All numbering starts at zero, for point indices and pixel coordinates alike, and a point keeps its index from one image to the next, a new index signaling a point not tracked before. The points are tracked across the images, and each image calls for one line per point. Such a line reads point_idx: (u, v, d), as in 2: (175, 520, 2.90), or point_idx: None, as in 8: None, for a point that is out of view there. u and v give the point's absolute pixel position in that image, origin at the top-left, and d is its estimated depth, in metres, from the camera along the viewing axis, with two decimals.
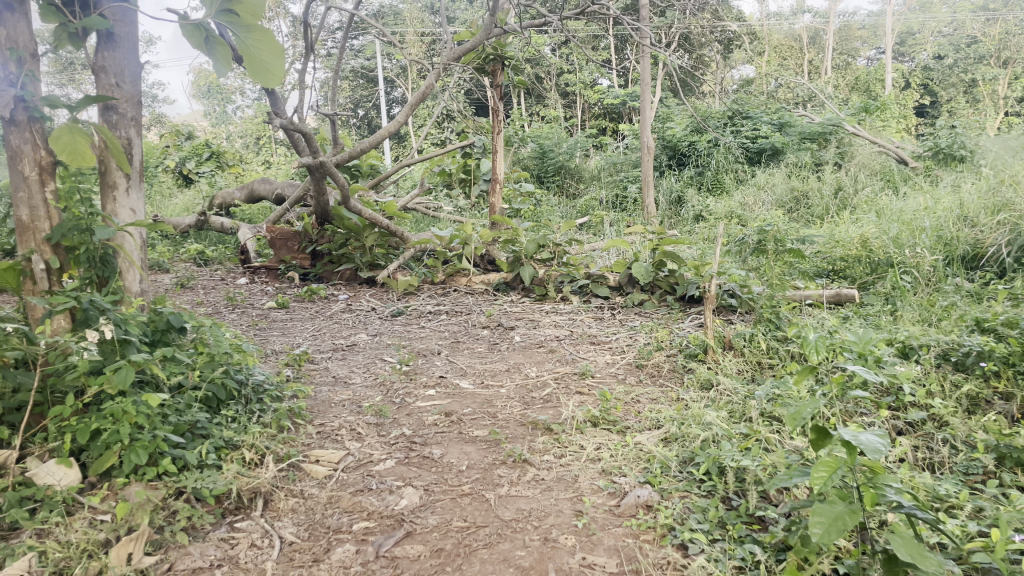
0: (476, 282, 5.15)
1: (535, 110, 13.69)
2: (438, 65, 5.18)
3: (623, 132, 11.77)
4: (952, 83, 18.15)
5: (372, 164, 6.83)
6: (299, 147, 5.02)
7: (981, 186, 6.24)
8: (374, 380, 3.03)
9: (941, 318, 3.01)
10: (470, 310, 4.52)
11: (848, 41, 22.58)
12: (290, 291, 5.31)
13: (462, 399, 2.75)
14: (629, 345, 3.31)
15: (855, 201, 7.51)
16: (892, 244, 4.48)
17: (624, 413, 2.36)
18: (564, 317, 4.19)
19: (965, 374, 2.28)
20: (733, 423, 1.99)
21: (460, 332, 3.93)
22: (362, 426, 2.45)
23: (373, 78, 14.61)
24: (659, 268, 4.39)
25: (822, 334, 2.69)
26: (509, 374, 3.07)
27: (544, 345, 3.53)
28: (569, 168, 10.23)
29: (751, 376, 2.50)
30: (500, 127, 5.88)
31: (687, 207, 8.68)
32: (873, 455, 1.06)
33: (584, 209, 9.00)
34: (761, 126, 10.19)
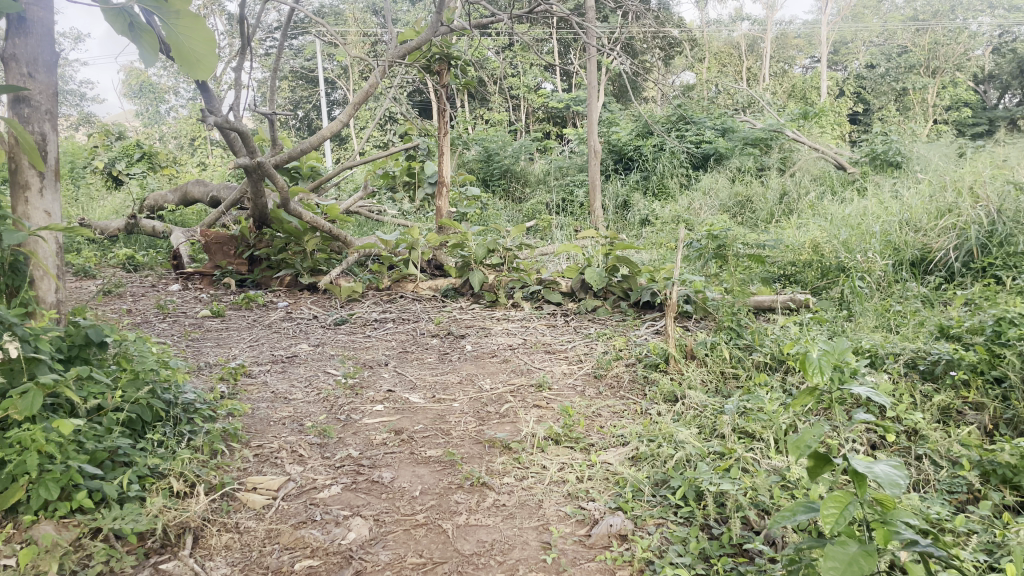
0: (424, 288, 4.98)
1: (479, 112, 13.55)
2: (382, 64, 4.99)
3: (568, 137, 11.74)
4: (883, 92, 18.68)
5: (313, 166, 6.59)
6: (236, 147, 4.78)
7: (920, 192, 6.34)
8: (316, 396, 2.84)
9: (899, 324, 2.97)
10: (418, 317, 4.34)
11: (783, 49, 23.10)
12: (227, 299, 5.05)
13: (413, 414, 2.59)
14: (587, 354, 3.18)
15: (799, 206, 7.59)
16: (841, 249, 4.46)
17: (587, 428, 2.23)
18: (516, 324, 4.05)
19: (932, 384, 2.22)
20: (705, 440, 1.88)
21: (408, 342, 3.76)
22: (304, 447, 2.27)
23: (313, 79, 14.28)
24: (612, 273, 4.28)
25: (786, 342, 2.61)
26: (461, 386, 2.92)
27: (496, 354, 3.38)
28: (515, 172, 10.12)
29: (716, 388, 2.40)
30: (446, 129, 5.71)
31: (633, 211, 8.64)
32: (894, 490, 0.94)
33: (530, 213, 8.88)
34: (705, 132, 10.27)
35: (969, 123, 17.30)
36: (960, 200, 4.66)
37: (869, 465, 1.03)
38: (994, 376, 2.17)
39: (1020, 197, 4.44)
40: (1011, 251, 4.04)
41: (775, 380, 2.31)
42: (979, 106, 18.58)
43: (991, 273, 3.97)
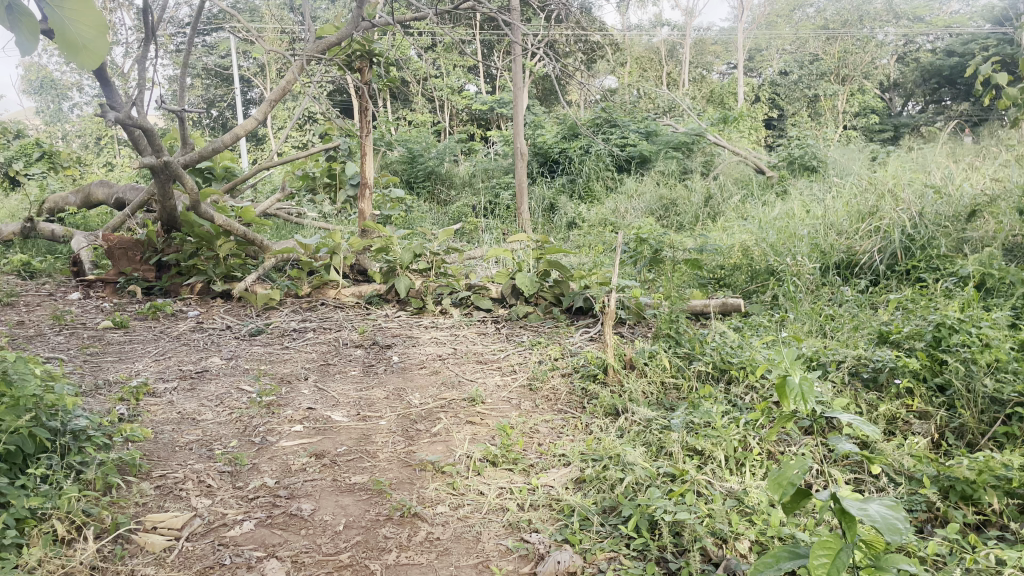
0: (347, 295, 4.76)
1: (402, 113, 13.29)
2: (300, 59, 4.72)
3: (493, 139, 11.61)
4: (796, 99, 19.30)
5: (228, 167, 6.24)
6: (142, 145, 4.45)
7: (839, 196, 6.47)
8: (229, 416, 2.61)
9: (834, 329, 2.93)
10: (340, 326, 4.12)
11: (701, 55, 23.57)
12: (133, 308, 4.70)
13: (335, 435, 2.39)
14: (521, 364, 3.04)
15: (723, 210, 7.65)
16: (770, 252, 4.46)
17: (526, 447, 2.08)
18: (445, 332, 3.88)
19: (875, 393, 2.17)
20: (654, 460, 1.76)
21: (329, 353, 3.54)
22: (213, 477, 2.05)
23: (228, 77, 13.71)
24: (544, 278, 4.15)
25: (727, 350, 2.52)
26: (388, 401, 2.73)
27: (425, 366, 3.21)
28: (439, 174, 9.92)
29: (658, 400, 2.30)
30: (368, 129, 5.47)
31: (559, 214, 8.57)
32: (895, 537, 0.83)
33: (456, 216, 8.70)
34: (629, 135, 10.29)
35: (876, 129, 18.04)
36: (882, 204, 4.73)
37: (861, 508, 0.92)
38: (936, 384, 2.14)
39: (939, 201, 4.52)
40: (932, 254, 4.09)
41: (719, 392, 2.22)
42: (884, 113, 19.40)
43: (914, 276, 4.02)
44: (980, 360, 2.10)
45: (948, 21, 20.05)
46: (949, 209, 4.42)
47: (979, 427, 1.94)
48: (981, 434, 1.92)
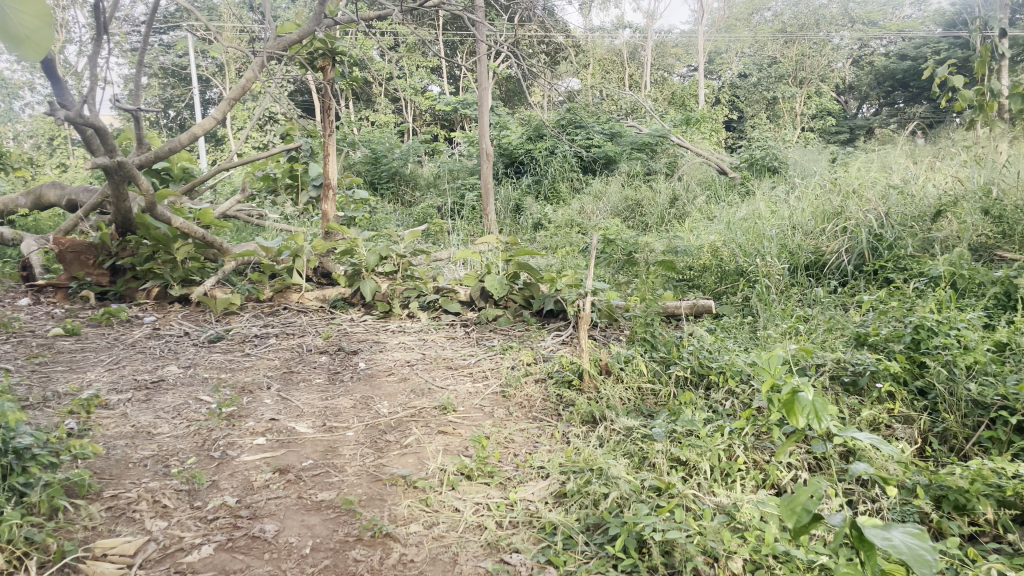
0: (310, 299, 4.63)
1: (364, 113, 13.11)
2: (260, 56, 4.56)
3: (457, 139, 11.51)
4: (756, 100, 19.55)
5: (185, 168, 6.05)
6: (93, 145, 4.25)
7: (803, 197, 6.50)
8: (186, 429, 2.48)
9: (809, 330, 2.90)
10: (304, 332, 3.99)
11: (662, 57, 23.72)
12: (85, 314, 4.51)
13: (299, 448, 2.28)
14: (493, 369, 2.95)
15: (688, 211, 7.66)
16: (739, 253, 4.43)
17: (501, 458, 2.00)
18: (412, 337, 3.78)
19: (857, 396, 2.13)
20: (638, 472, 1.69)
21: (293, 360, 3.42)
22: (169, 497, 1.93)
23: (185, 77, 13.40)
24: (513, 280, 4.07)
25: (704, 354, 2.47)
26: (355, 410, 2.62)
27: (392, 372, 3.11)
28: (403, 175, 9.78)
29: (636, 407, 2.23)
30: (331, 128, 5.34)
31: (525, 215, 8.50)
32: (926, 570, 0.78)
33: (421, 217, 8.58)
34: (594, 135, 10.26)
35: (833, 131, 18.34)
36: (848, 204, 4.74)
37: (884, 535, 0.87)
38: (918, 386, 2.10)
39: (904, 202, 4.54)
40: (900, 254, 4.10)
41: (699, 397, 2.16)
42: (841, 115, 19.72)
43: (883, 276, 4.02)
44: (962, 363, 2.07)
45: (902, 24, 20.46)
46: (915, 209, 4.45)
47: (963, 431, 1.90)
48: (967, 438, 1.89)
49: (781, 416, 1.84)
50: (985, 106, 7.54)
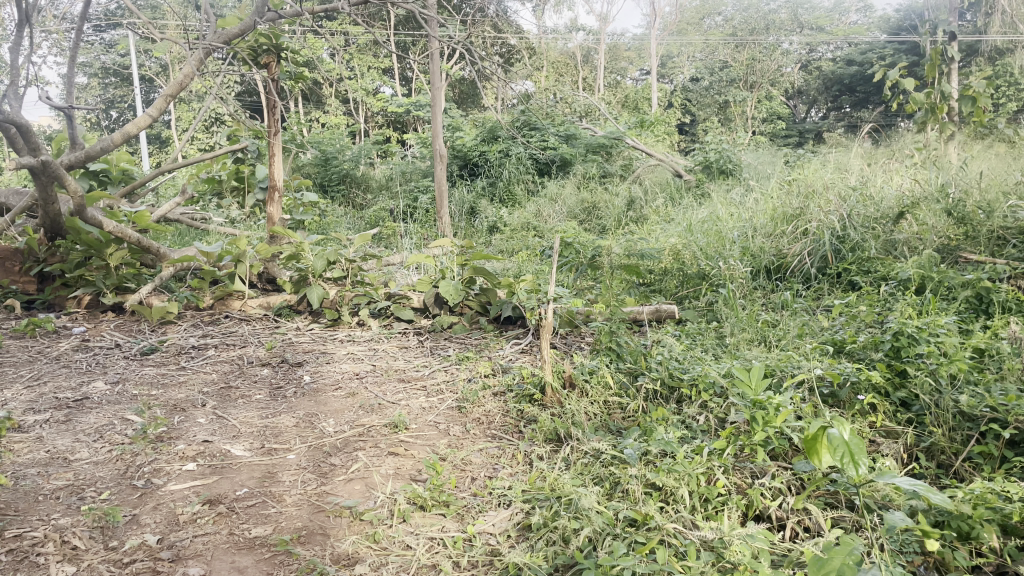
0: (253, 306, 4.37)
1: (313, 114, 12.76)
2: (200, 49, 4.26)
3: (410, 141, 11.28)
4: (707, 104, 19.70)
5: (122, 168, 5.70)
6: (16, 143, 3.92)
7: (760, 198, 6.44)
8: (108, 454, 2.24)
9: (779, 338, 2.78)
10: (245, 342, 3.74)
11: (615, 61, 23.76)
12: (8, 325, 4.18)
13: (234, 474, 2.06)
14: (448, 382, 2.77)
15: (645, 213, 7.57)
16: (701, 255, 4.31)
17: (460, 485, 1.81)
18: (362, 347, 3.57)
19: (838, 408, 1.99)
20: (613, 501, 1.53)
21: (232, 373, 3.18)
22: (80, 536, 1.70)
23: (126, 76, 12.90)
24: (469, 286, 3.89)
25: (675, 364, 2.32)
26: (298, 430, 2.41)
27: (340, 386, 2.90)
28: (354, 177, 9.51)
29: (603, 424, 2.07)
30: (277, 128, 5.07)
31: (479, 218, 8.34)
32: None
33: (373, 220, 8.33)
34: (549, 137, 10.13)
35: (783, 135, 18.58)
36: (808, 206, 4.66)
37: None
38: (901, 397, 1.99)
39: (864, 204, 4.48)
40: (863, 256, 4.02)
41: (671, 413, 2.01)
42: (790, 119, 20.00)
43: (847, 279, 3.94)
44: (947, 373, 1.96)
45: (848, 30, 20.87)
46: (876, 211, 4.39)
47: (953, 445, 1.79)
48: (956, 453, 1.77)
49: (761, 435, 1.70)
50: (935, 110, 7.62)
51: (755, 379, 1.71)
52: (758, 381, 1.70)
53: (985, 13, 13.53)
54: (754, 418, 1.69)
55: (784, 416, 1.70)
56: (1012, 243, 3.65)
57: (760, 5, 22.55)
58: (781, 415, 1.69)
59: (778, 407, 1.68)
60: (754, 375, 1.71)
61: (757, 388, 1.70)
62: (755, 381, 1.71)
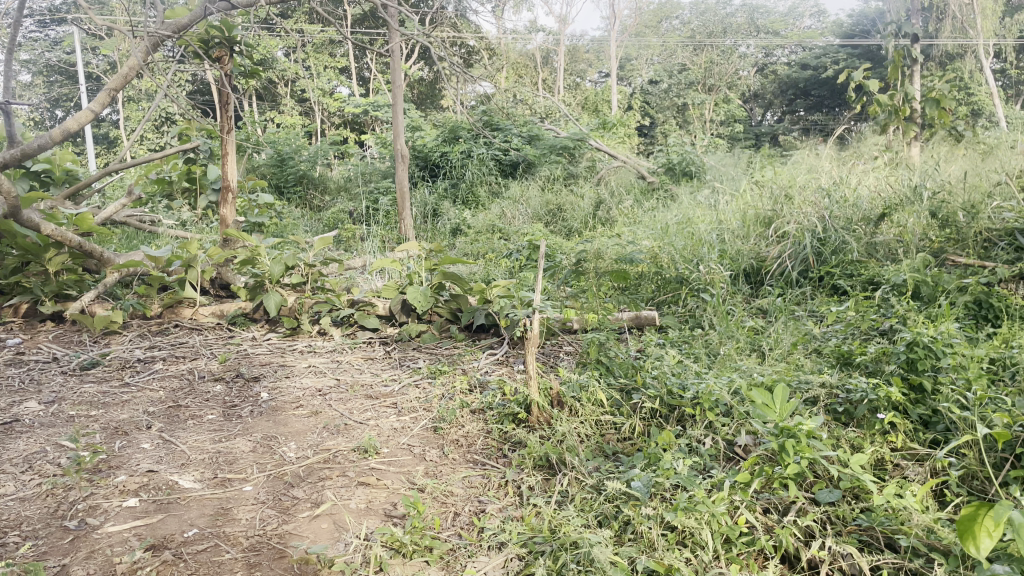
0: (205, 315, 4.09)
1: (268, 114, 12.37)
2: (145, 38, 3.91)
3: (369, 141, 10.99)
4: (666, 107, 19.76)
5: (65, 168, 5.34)
6: None
7: (729, 201, 6.34)
8: (37, 488, 1.96)
9: (774, 348, 2.61)
10: (197, 354, 3.47)
11: (574, 62, 23.69)
12: None
13: (183, 511, 1.81)
14: (421, 399, 2.54)
15: (611, 216, 7.41)
16: (679, 258, 4.14)
17: (443, 524, 1.60)
18: (324, 358, 3.32)
19: (854, 428, 1.82)
20: (625, 547, 1.33)
21: (182, 390, 2.91)
22: None
23: (72, 73, 12.37)
24: (438, 292, 3.66)
25: (672, 378, 2.13)
26: (255, 456, 2.16)
27: (301, 404, 2.65)
28: (311, 178, 9.20)
29: (598, 449, 1.87)
30: (230, 126, 4.76)
31: (442, 220, 8.09)
32: None
33: (331, 222, 8.04)
34: (512, 138, 9.92)
35: (741, 137, 18.68)
36: (783, 208, 4.54)
37: None
38: (922, 414, 1.81)
39: (842, 207, 4.36)
40: (845, 259, 3.90)
41: (673, 436, 1.81)
42: (747, 121, 20.11)
43: (830, 283, 3.81)
44: (973, 387, 1.79)
45: (801, 35, 21.14)
46: (855, 213, 4.28)
47: (984, 469, 1.62)
48: (991, 477, 1.60)
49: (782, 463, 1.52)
50: (897, 112, 7.64)
51: (778, 400, 1.57)
52: (783, 403, 1.56)
53: (935, 19, 13.77)
54: (780, 446, 1.52)
55: (813, 444, 1.52)
56: (999, 245, 3.54)
57: (716, 10, 22.69)
58: (811, 443, 1.52)
59: (807, 432, 1.52)
60: (777, 396, 1.57)
61: (781, 410, 1.55)
62: (778, 402, 1.57)
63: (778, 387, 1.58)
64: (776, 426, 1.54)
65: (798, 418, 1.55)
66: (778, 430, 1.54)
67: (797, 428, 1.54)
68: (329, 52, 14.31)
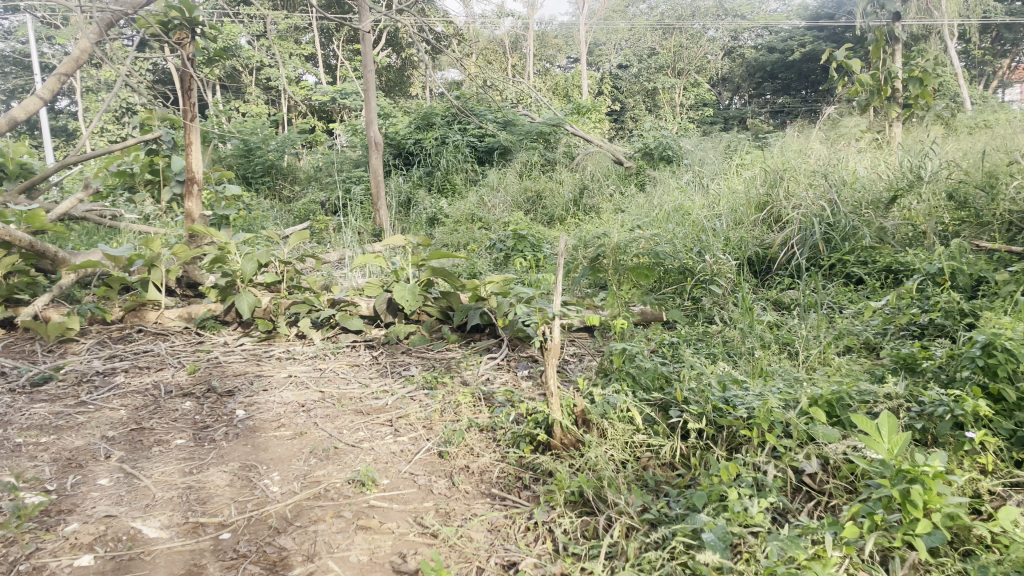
0: (172, 318, 3.75)
1: (232, 104, 11.89)
2: (98, 17, 3.49)
3: (338, 130, 10.59)
4: (637, 91, 19.52)
5: (19, 162, 4.93)
6: None
7: (718, 185, 6.10)
8: None
9: (809, 351, 2.36)
10: (163, 364, 3.14)
11: (544, 47, 23.36)
12: None
13: (148, 571, 1.51)
14: (421, 416, 2.25)
15: (593, 203, 7.15)
16: (681, 246, 3.88)
17: None
18: (305, 367, 3.02)
19: (935, 448, 1.57)
20: None
21: (146, 408, 2.58)
22: None
23: (24, 62, 11.75)
24: (426, 290, 3.36)
25: (711, 387, 1.86)
26: (232, 492, 1.86)
27: (282, 424, 2.34)
28: (280, 168, 8.82)
29: (640, 480, 1.62)
30: (192, 113, 4.37)
31: (417, 210, 7.76)
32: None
33: (302, 214, 7.68)
34: (487, 124, 9.59)
35: (712, 120, 18.53)
36: (786, 191, 4.29)
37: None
38: (1010, 429, 1.55)
39: (848, 190, 4.13)
40: (859, 245, 3.67)
41: (729, 462, 1.55)
42: (717, 105, 19.97)
43: (844, 271, 3.58)
44: None
45: (768, 16, 20.99)
46: (863, 196, 4.06)
47: None
48: None
49: (887, 507, 1.28)
50: (880, 91, 7.45)
51: (886, 431, 1.32)
52: (895, 437, 1.31)
53: None
54: (902, 493, 1.24)
55: (939, 489, 1.26)
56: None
57: None
58: (938, 490, 1.23)
59: (935, 475, 1.24)
60: (886, 427, 1.31)
61: (894, 444, 1.30)
62: (888, 435, 1.32)
63: (883, 415, 1.34)
64: (893, 465, 1.28)
65: (919, 457, 1.28)
66: (896, 471, 1.27)
67: (920, 470, 1.26)
68: (292, 38, 13.81)
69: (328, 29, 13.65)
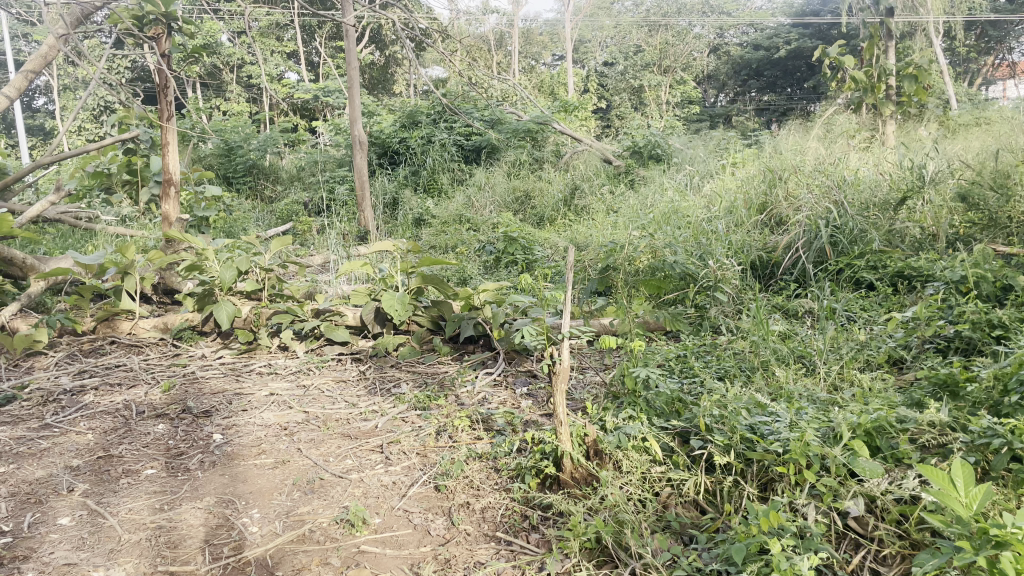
0: (147, 329, 3.55)
1: (212, 102, 11.62)
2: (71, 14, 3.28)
3: (321, 128, 10.37)
4: (622, 89, 19.36)
5: None
6: None
7: (712, 184, 5.95)
8: None
9: (830, 368, 2.21)
10: (137, 380, 2.95)
11: (529, 44, 23.17)
12: None
13: None
14: (414, 442, 2.07)
15: (584, 203, 6.99)
16: (682, 249, 3.72)
17: None
18: (288, 383, 2.83)
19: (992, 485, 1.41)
20: None
21: (115, 432, 2.39)
22: None
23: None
24: (416, 299, 3.18)
25: (735, 412, 1.70)
26: (206, 534, 1.67)
27: (262, 451, 2.16)
28: (262, 168, 8.59)
29: (663, 523, 1.47)
30: (169, 112, 4.15)
31: (402, 211, 7.57)
32: None
33: (285, 214, 7.47)
34: (474, 122, 9.39)
35: (698, 118, 18.43)
36: (788, 192, 4.14)
37: None
38: None
39: (853, 191, 3.98)
40: (868, 249, 3.52)
41: (764, 504, 1.38)
42: (702, 102, 19.87)
43: (853, 276, 3.42)
44: None
45: (753, 14, 20.90)
46: (868, 198, 3.92)
47: None
48: None
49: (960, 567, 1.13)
50: (873, 89, 7.33)
51: (965, 484, 1.13)
52: (973, 490, 1.13)
53: None
54: (987, 561, 1.06)
55: None
56: None
57: None
58: None
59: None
60: (965, 480, 1.12)
61: (975, 500, 1.11)
62: (964, 488, 1.14)
63: (956, 465, 1.16)
64: (973, 522, 1.10)
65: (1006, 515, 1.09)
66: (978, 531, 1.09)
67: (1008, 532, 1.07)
68: (273, 35, 13.52)
69: (310, 25, 13.37)
